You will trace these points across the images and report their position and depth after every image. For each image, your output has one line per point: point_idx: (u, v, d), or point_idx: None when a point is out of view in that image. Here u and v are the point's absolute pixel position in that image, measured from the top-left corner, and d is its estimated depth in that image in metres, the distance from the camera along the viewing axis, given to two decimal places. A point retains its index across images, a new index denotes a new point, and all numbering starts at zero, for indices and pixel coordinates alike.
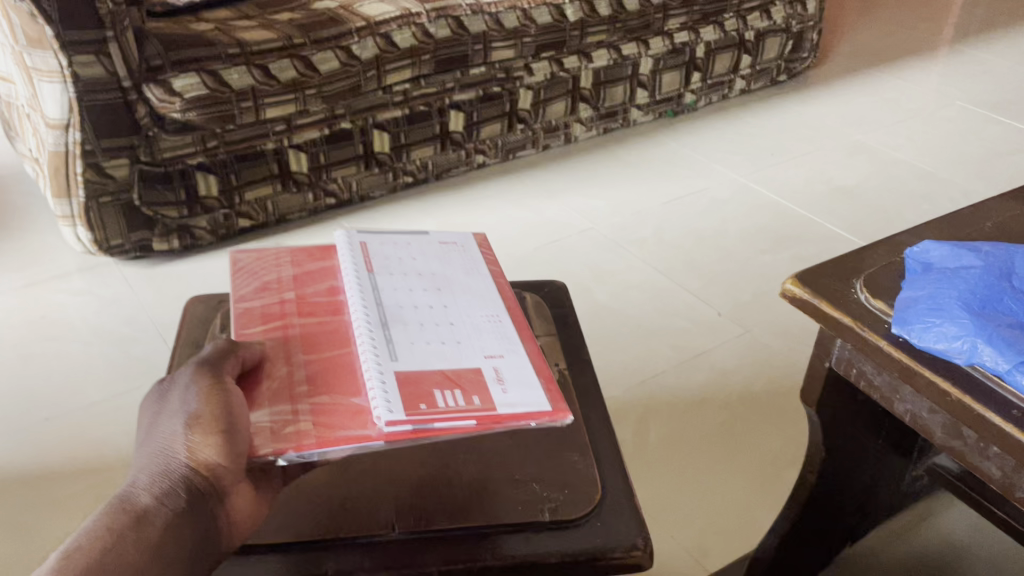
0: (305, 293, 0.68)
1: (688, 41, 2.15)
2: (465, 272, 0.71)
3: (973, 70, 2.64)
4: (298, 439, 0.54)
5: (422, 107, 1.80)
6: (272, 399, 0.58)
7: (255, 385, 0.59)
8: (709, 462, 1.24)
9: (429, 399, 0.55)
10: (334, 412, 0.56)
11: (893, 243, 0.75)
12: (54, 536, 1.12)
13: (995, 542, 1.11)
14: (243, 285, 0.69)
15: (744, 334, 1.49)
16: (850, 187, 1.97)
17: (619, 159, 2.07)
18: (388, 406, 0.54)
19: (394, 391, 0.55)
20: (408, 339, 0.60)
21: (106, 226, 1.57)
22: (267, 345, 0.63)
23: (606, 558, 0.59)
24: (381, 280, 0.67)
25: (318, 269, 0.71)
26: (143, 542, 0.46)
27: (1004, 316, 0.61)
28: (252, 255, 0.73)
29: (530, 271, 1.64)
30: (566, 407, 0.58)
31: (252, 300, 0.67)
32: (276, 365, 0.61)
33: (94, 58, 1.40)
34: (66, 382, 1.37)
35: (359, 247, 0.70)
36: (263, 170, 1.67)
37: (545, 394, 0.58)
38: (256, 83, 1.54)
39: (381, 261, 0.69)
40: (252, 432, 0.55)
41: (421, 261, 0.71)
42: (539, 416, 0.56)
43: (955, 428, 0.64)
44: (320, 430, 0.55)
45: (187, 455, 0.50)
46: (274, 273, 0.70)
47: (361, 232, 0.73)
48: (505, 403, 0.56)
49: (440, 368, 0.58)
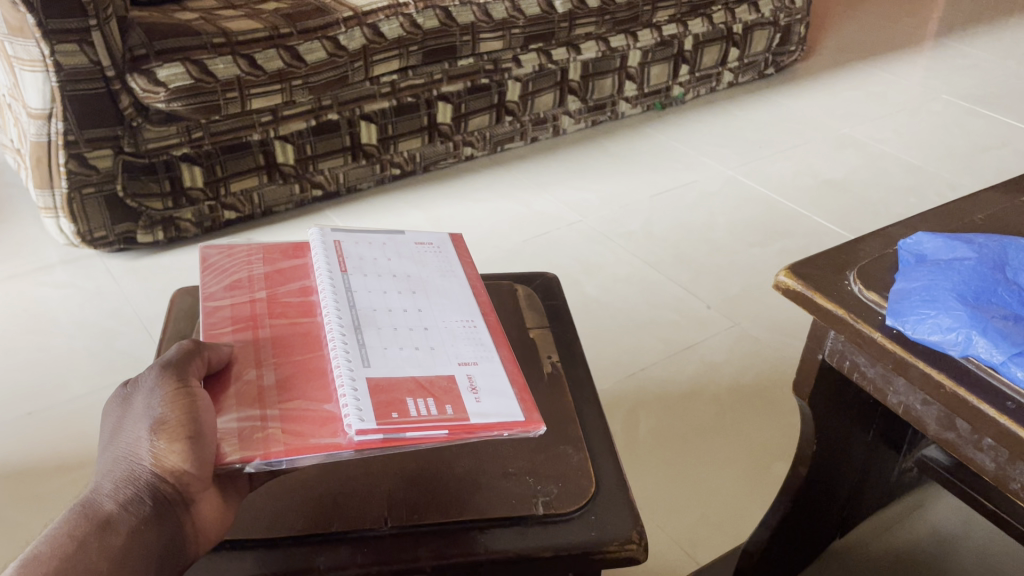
0: (277, 293, 0.67)
1: (677, 33, 2.15)
2: (441, 274, 0.70)
3: (958, 64, 2.66)
4: (265, 447, 0.53)
5: (410, 99, 1.78)
6: (240, 403, 0.56)
7: (223, 388, 0.58)
8: (696, 455, 1.24)
9: (401, 407, 0.54)
10: (303, 417, 0.55)
11: (887, 235, 0.75)
12: (28, 536, 1.10)
13: (982, 533, 1.12)
14: (213, 283, 0.67)
15: (733, 327, 1.49)
16: (839, 180, 1.98)
17: (608, 151, 2.07)
18: (359, 414, 0.53)
19: (366, 398, 0.54)
20: (380, 344, 0.60)
21: (89, 218, 1.55)
22: (236, 346, 0.61)
23: (601, 552, 0.59)
24: (355, 281, 0.66)
25: (291, 267, 0.69)
26: (105, 550, 0.46)
27: (999, 308, 0.61)
28: (222, 252, 0.71)
29: (518, 264, 1.64)
30: (539, 417, 0.57)
31: (222, 299, 0.66)
32: (245, 368, 0.60)
33: (77, 47, 1.38)
34: (49, 377, 1.35)
35: (333, 246, 0.69)
36: (249, 161, 1.65)
37: (519, 403, 0.57)
38: (242, 73, 1.52)
39: (355, 261, 0.68)
40: (220, 438, 0.54)
41: (395, 262, 0.70)
42: (513, 426, 0.55)
43: (948, 420, 0.64)
44: (289, 437, 0.53)
45: (152, 462, 0.49)
46: (244, 271, 0.69)
47: (336, 231, 0.71)
48: (478, 412, 0.55)
49: (414, 375, 0.57)
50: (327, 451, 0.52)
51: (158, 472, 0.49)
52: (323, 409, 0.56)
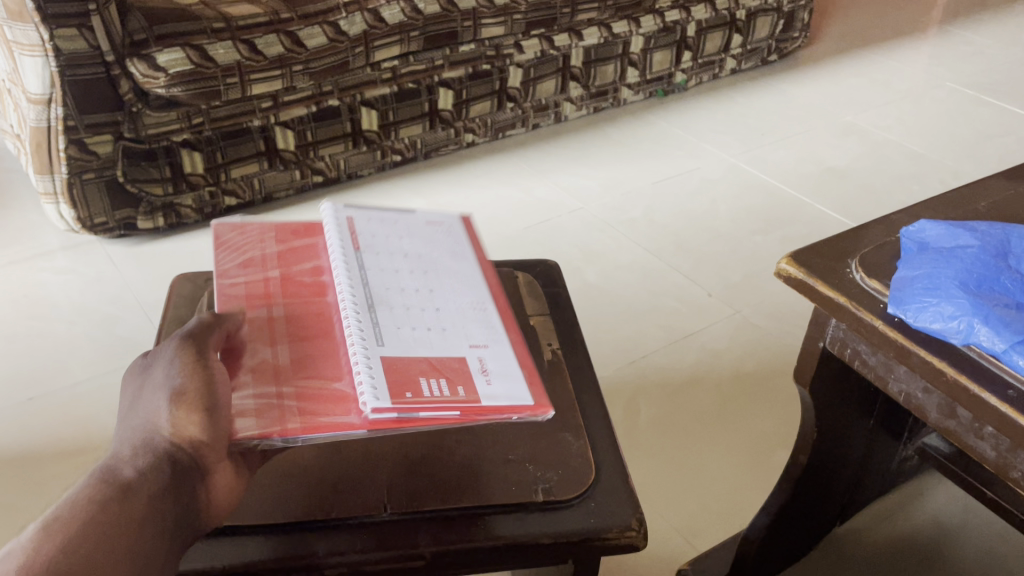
0: (290, 272, 0.67)
1: (679, 19, 2.13)
2: (452, 255, 0.70)
3: (963, 51, 2.64)
4: (281, 423, 0.52)
5: (410, 85, 1.77)
6: (255, 381, 0.56)
7: (238, 366, 0.58)
8: (699, 441, 1.25)
9: (414, 386, 0.54)
10: (316, 393, 0.55)
11: (889, 222, 0.75)
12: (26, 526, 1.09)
13: (981, 520, 1.12)
14: (226, 260, 0.67)
15: (734, 315, 1.49)
16: (841, 168, 1.97)
17: (609, 138, 2.06)
18: (374, 393, 0.53)
19: (380, 377, 0.54)
20: (394, 323, 0.59)
21: (89, 203, 1.54)
22: (249, 325, 0.61)
23: (600, 539, 0.59)
24: (368, 260, 0.65)
25: (304, 246, 0.69)
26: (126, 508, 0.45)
27: (1000, 296, 0.60)
28: (236, 228, 0.71)
29: (518, 251, 1.64)
30: (548, 402, 0.57)
31: (236, 276, 0.66)
32: (261, 346, 0.60)
33: (77, 32, 1.37)
34: (49, 362, 1.35)
35: (347, 224, 0.69)
36: (249, 147, 1.64)
37: (530, 388, 0.57)
38: (241, 58, 1.52)
39: (368, 240, 0.68)
40: (237, 415, 0.53)
41: (407, 242, 0.70)
42: (523, 409, 0.55)
43: (949, 408, 0.64)
44: (304, 415, 0.53)
45: (170, 430, 0.49)
46: (257, 250, 0.69)
47: (349, 207, 0.71)
48: (489, 395, 0.55)
49: (429, 356, 0.57)
50: (342, 430, 0.52)
51: (177, 440, 0.49)
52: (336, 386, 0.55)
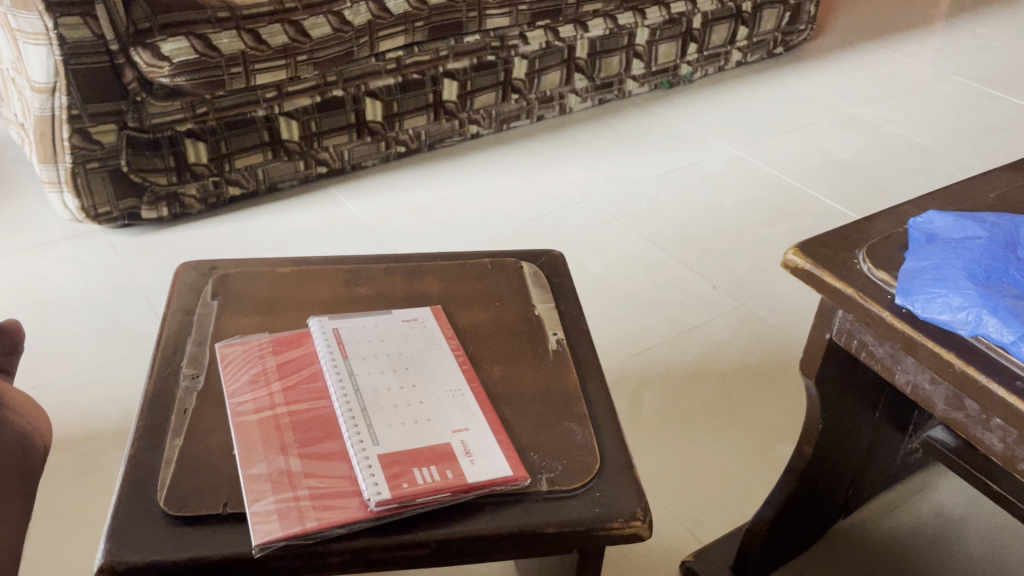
0: (291, 383, 0.69)
1: (685, 11, 2.13)
2: (430, 343, 0.73)
3: (971, 44, 2.63)
4: (301, 521, 0.57)
5: (415, 75, 1.76)
6: (271, 486, 0.59)
7: (256, 476, 0.60)
8: (702, 433, 1.24)
9: (409, 476, 0.60)
10: (325, 486, 0.60)
11: (897, 213, 0.74)
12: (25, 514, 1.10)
13: (985, 512, 1.12)
14: (233, 380, 0.69)
15: (738, 308, 1.49)
16: (847, 161, 1.96)
17: (614, 129, 2.05)
18: (376, 488, 0.59)
19: (379, 473, 0.60)
20: (384, 421, 0.64)
21: (94, 192, 1.54)
22: (258, 432, 0.64)
23: (605, 529, 0.61)
24: (355, 365, 0.70)
25: (300, 356, 0.71)
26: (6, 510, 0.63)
27: (1010, 287, 0.60)
28: (238, 348, 0.72)
29: (521, 242, 1.63)
30: (524, 469, 0.62)
31: (244, 395, 0.67)
32: (272, 454, 0.62)
33: (82, 21, 1.37)
34: (54, 350, 1.35)
35: (333, 335, 0.73)
36: (253, 137, 1.63)
37: (506, 458, 0.63)
38: (245, 48, 1.52)
39: (355, 346, 0.72)
40: (257, 519, 0.57)
41: (389, 339, 0.73)
42: (501, 481, 0.61)
43: (957, 400, 0.64)
44: (320, 511, 0.58)
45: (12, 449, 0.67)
46: (258, 365, 0.70)
47: (333, 318, 0.75)
48: (474, 472, 0.61)
49: (417, 447, 0.62)
50: (349, 520, 0.57)
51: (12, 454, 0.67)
52: (341, 480, 0.60)
